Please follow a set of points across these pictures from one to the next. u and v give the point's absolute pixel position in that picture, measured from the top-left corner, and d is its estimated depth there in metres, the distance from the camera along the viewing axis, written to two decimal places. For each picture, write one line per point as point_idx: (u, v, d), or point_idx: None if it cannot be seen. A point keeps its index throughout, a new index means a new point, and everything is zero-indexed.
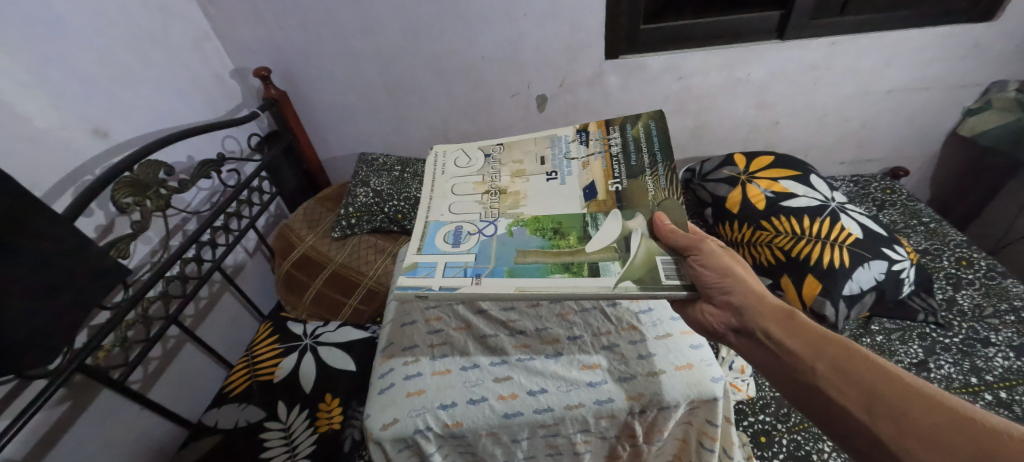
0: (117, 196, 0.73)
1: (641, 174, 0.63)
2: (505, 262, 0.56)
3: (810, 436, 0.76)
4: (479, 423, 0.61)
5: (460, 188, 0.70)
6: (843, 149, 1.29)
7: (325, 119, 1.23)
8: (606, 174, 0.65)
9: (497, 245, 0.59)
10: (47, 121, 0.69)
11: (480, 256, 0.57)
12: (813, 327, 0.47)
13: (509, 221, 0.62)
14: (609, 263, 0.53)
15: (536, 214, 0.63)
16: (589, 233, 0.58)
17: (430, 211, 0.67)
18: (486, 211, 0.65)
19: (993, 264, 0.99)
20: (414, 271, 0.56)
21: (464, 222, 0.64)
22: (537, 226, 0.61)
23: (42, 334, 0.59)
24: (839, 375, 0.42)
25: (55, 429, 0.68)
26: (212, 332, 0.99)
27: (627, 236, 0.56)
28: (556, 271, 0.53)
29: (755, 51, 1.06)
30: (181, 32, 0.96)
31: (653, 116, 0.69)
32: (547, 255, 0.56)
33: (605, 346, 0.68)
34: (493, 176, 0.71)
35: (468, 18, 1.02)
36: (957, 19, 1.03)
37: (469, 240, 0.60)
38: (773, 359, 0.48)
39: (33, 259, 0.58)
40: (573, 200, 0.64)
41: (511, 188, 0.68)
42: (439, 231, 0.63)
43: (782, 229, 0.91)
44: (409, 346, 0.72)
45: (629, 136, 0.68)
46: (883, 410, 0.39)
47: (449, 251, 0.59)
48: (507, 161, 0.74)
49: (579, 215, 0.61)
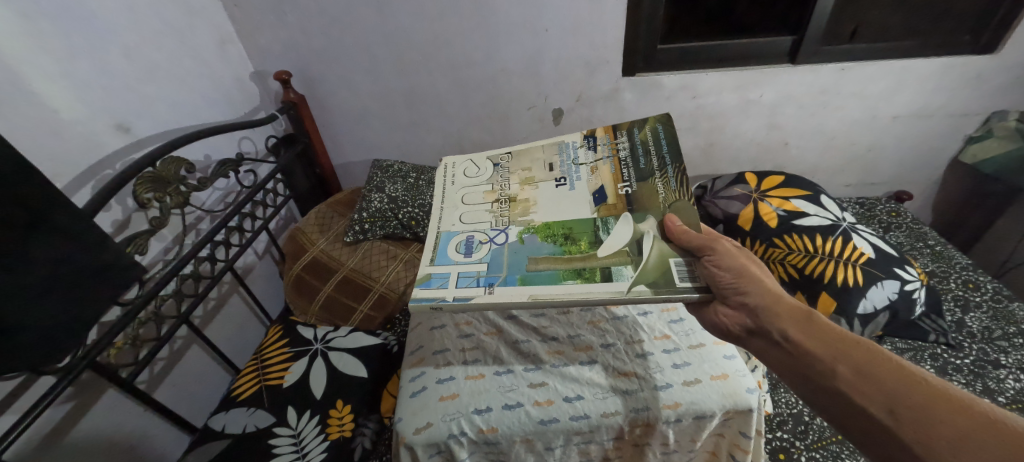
0: (139, 190, 0.72)
1: (650, 177, 0.64)
2: (517, 270, 0.55)
3: (828, 455, 0.75)
4: (515, 429, 0.60)
5: (470, 198, 0.71)
6: (849, 171, 1.32)
7: (342, 125, 1.24)
8: (616, 178, 0.66)
9: (509, 253, 0.59)
10: (73, 112, 0.69)
11: (492, 265, 0.57)
12: (831, 329, 0.47)
13: (519, 228, 0.63)
14: (622, 267, 0.53)
15: (546, 221, 0.63)
16: (600, 237, 0.59)
17: (441, 222, 0.67)
18: (496, 219, 0.65)
19: (999, 288, 1.01)
20: (427, 283, 0.56)
21: (475, 231, 0.64)
22: (548, 233, 0.61)
23: (62, 326, 0.57)
24: (856, 376, 0.43)
25: (58, 428, 0.65)
26: (219, 333, 0.97)
27: (639, 239, 0.56)
28: (568, 278, 0.53)
29: (767, 74, 1.10)
30: (205, 34, 0.97)
31: (659, 119, 0.70)
32: (558, 261, 0.56)
33: (638, 355, 0.68)
34: (503, 185, 0.72)
35: (491, 31, 1.04)
36: (960, 50, 1.08)
37: (480, 249, 0.60)
38: (790, 361, 0.48)
39: (58, 251, 0.56)
40: (584, 204, 0.64)
41: (521, 196, 0.69)
42: (451, 241, 0.63)
43: (794, 247, 0.93)
44: (440, 349, 0.72)
45: (636, 139, 0.70)
46: (901, 409, 0.39)
47: (461, 261, 0.59)
48: (516, 169, 0.75)
49: (589, 220, 0.61)
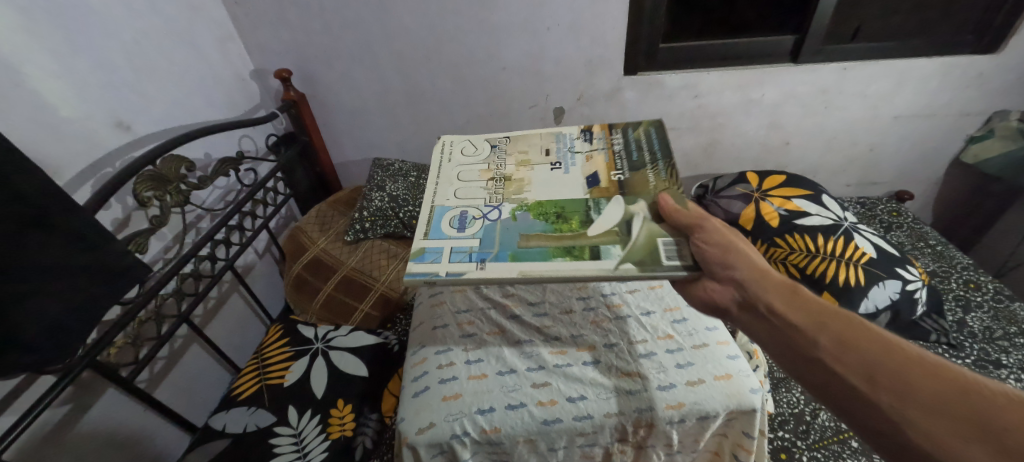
0: (138, 189, 0.71)
1: (642, 168, 0.65)
2: (508, 247, 0.55)
3: (829, 454, 0.76)
4: (518, 429, 0.60)
5: (466, 176, 0.70)
6: (850, 171, 1.32)
7: (342, 123, 1.24)
8: (609, 166, 0.66)
9: (500, 230, 0.58)
10: (72, 111, 0.68)
11: (484, 240, 0.57)
12: (817, 304, 0.47)
13: (513, 205, 0.62)
14: (611, 246, 0.53)
15: (539, 200, 0.63)
16: (590, 216, 0.58)
17: (436, 196, 0.66)
18: (490, 196, 0.65)
19: (999, 288, 1.02)
20: (422, 257, 0.55)
21: (469, 207, 0.63)
22: (540, 211, 0.60)
23: (64, 327, 0.56)
24: (841, 347, 0.42)
25: (58, 428, 0.65)
26: (219, 333, 0.97)
27: (628, 220, 0.56)
28: (558, 255, 0.53)
29: (769, 73, 1.10)
30: (205, 32, 0.96)
31: (653, 123, 0.72)
32: (549, 239, 0.55)
33: (641, 354, 0.68)
34: (499, 165, 0.71)
35: (493, 30, 1.04)
36: (962, 50, 1.08)
37: (474, 225, 0.60)
38: (773, 333, 0.47)
39: (60, 252, 0.55)
40: (576, 187, 0.64)
41: (516, 175, 0.68)
42: (445, 216, 0.62)
43: (796, 247, 0.93)
44: (443, 349, 0.72)
45: (631, 136, 0.71)
46: (885, 378, 0.38)
47: (454, 236, 0.58)
48: (512, 151, 0.74)
49: (581, 200, 0.61)
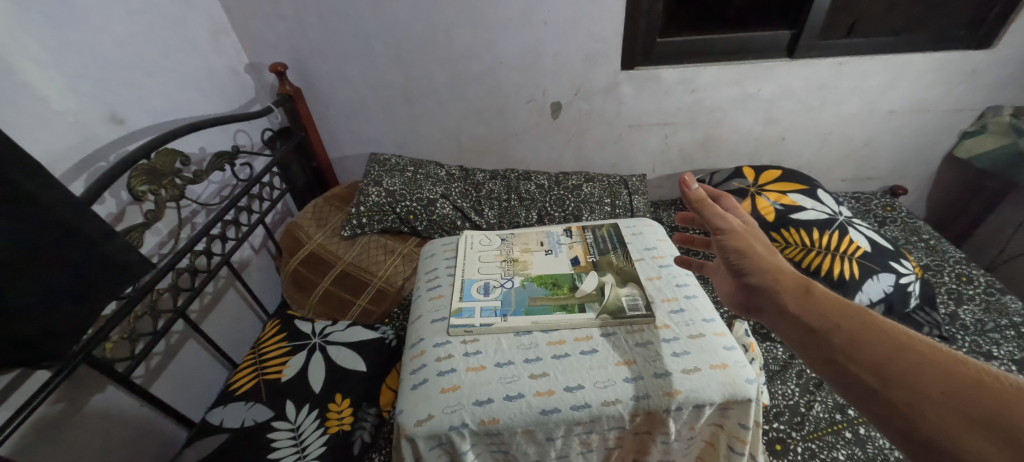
0: (133, 183, 0.70)
1: (607, 252, 0.86)
2: (522, 305, 0.75)
3: (823, 445, 0.77)
4: (516, 420, 0.61)
5: (484, 257, 0.87)
6: (845, 166, 1.33)
7: (338, 118, 1.23)
8: (585, 251, 0.86)
9: (516, 293, 0.78)
10: (65, 104, 0.67)
11: (505, 301, 0.76)
12: (833, 301, 0.43)
13: (522, 277, 0.81)
14: (591, 304, 0.74)
15: (541, 273, 0.81)
16: (576, 283, 0.78)
17: (465, 270, 0.84)
18: (505, 271, 0.83)
19: (991, 281, 1.03)
20: (460, 313, 0.75)
21: (490, 278, 0.81)
22: (542, 281, 0.79)
23: (61, 321, 0.55)
24: (856, 346, 0.38)
25: (52, 423, 0.65)
26: (215, 328, 0.97)
27: (601, 285, 0.77)
28: (556, 310, 0.73)
29: (765, 68, 1.10)
30: (199, 25, 0.95)
31: (612, 225, 0.94)
32: (550, 299, 0.76)
33: (639, 343, 0.68)
34: (508, 250, 0.88)
35: (490, 23, 1.04)
36: (956, 46, 1.09)
37: (496, 291, 0.79)
38: (786, 330, 0.44)
39: (58, 244, 0.55)
40: (564, 264, 0.83)
41: (522, 257, 0.86)
42: (473, 285, 0.80)
43: (792, 241, 0.95)
44: (442, 341, 0.71)
45: (598, 233, 0.92)
46: (899, 376, 0.35)
47: (482, 298, 0.77)
48: (517, 242, 0.91)
49: (568, 274, 0.80)
